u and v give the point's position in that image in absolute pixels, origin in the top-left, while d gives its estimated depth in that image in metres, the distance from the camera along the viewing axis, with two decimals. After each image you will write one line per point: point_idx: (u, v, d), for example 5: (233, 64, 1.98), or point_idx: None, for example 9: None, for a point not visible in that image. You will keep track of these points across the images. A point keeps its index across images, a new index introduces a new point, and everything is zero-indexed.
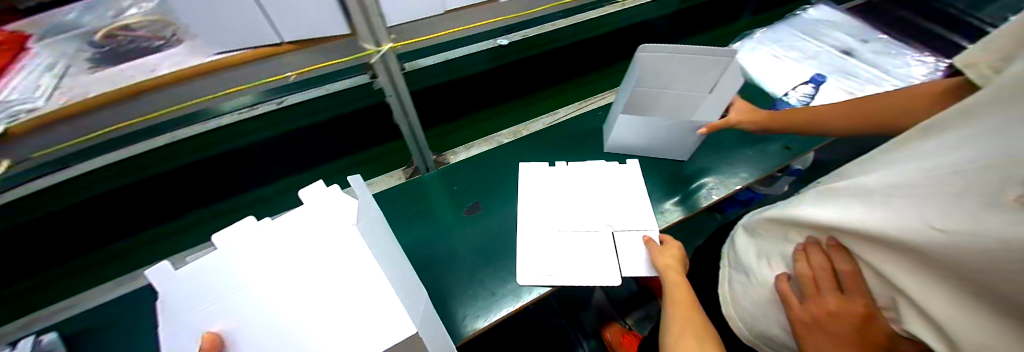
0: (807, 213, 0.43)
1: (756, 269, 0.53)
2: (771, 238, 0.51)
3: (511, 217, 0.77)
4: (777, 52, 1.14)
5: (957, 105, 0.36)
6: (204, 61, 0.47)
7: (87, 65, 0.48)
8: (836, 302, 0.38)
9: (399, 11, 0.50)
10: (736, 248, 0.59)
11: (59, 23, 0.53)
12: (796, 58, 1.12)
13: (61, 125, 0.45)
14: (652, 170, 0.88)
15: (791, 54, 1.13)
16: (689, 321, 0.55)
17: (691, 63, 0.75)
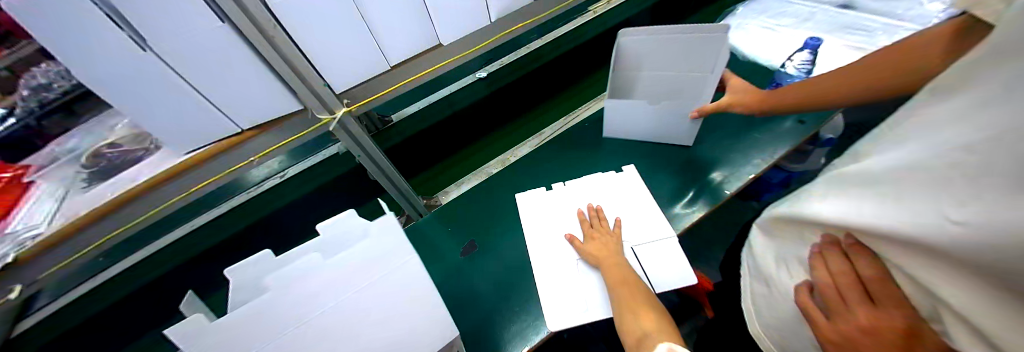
0: (819, 212, 0.42)
1: (778, 277, 0.50)
2: (789, 240, 0.49)
3: (513, 253, 0.73)
4: (766, 23, 1.07)
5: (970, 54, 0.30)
6: (176, 161, 0.50)
7: (82, 184, 0.52)
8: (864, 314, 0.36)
9: (346, 76, 0.51)
10: (756, 255, 0.56)
11: (58, 149, 0.57)
12: (789, 24, 1.04)
13: (68, 242, 0.48)
14: (654, 173, 0.82)
15: (784, 22, 1.05)
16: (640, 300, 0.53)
17: (684, 42, 0.70)
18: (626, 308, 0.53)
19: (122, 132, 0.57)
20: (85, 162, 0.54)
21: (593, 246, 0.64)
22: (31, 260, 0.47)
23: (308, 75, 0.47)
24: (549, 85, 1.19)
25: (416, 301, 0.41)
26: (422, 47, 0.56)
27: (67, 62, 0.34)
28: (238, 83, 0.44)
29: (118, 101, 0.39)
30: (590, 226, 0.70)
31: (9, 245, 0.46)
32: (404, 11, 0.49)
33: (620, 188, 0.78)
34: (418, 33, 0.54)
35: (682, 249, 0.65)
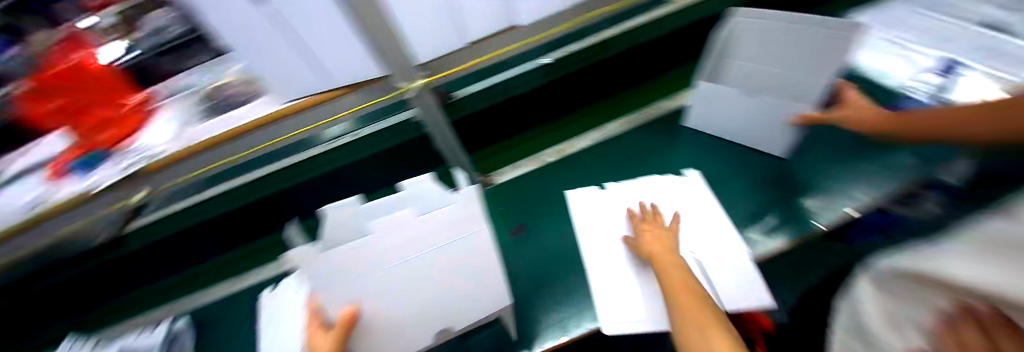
0: (951, 272, 0.47)
1: (883, 335, 0.54)
2: (909, 300, 0.55)
3: (559, 243, 0.74)
4: (886, 35, 0.86)
5: None
6: (281, 107, 0.56)
7: (198, 115, 0.60)
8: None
9: (427, 50, 0.54)
10: (866, 314, 0.60)
11: (183, 84, 0.68)
12: (920, 41, 0.82)
13: (185, 162, 0.59)
14: (725, 186, 0.75)
15: (913, 37, 0.83)
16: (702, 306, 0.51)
17: (799, 35, 0.57)
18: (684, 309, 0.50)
19: (232, 76, 0.65)
20: (201, 96, 0.63)
21: (650, 240, 0.62)
22: (161, 169, 0.58)
23: (395, 45, 0.50)
24: None
25: (466, 273, 0.43)
26: (501, 27, 0.56)
27: (200, 10, 0.36)
28: (343, 50, 0.48)
29: (240, 47, 0.43)
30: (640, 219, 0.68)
31: (147, 155, 0.57)
32: None
33: (684, 199, 0.72)
34: (500, 13, 0.53)
35: (755, 269, 0.60)
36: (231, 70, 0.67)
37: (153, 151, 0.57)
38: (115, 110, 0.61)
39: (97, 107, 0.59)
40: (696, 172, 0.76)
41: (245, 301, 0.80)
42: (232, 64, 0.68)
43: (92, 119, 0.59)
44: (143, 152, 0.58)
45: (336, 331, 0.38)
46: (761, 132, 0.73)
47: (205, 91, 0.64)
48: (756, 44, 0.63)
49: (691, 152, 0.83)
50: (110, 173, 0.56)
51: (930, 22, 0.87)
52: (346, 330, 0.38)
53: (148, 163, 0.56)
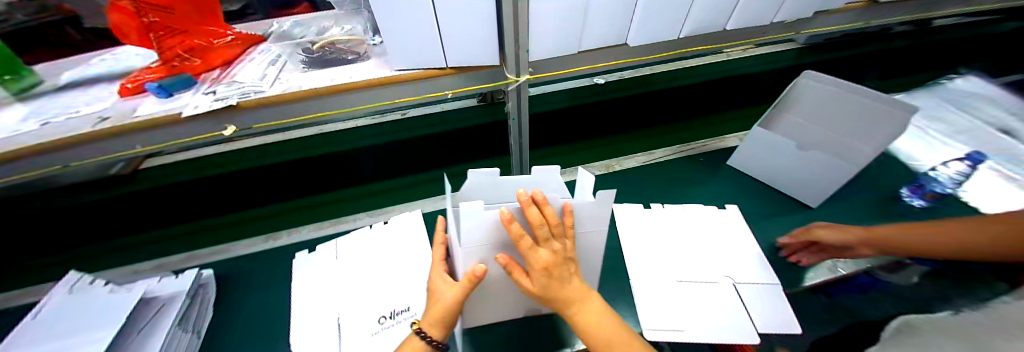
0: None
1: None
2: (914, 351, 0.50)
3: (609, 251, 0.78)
4: (916, 122, 0.98)
5: None
6: (390, 74, 0.58)
7: (302, 66, 0.61)
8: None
9: (544, 49, 0.57)
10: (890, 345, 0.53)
11: (284, 32, 0.70)
12: (941, 131, 0.95)
13: (278, 107, 0.56)
14: (759, 224, 0.82)
15: (937, 127, 0.96)
16: (603, 322, 0.50)
17: (865, 108, 0.66)
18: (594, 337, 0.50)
19: (337, 36, 0.67)
20: (309, 48, 0.64)
21: (547, 262, 0.46)
22: (251, 110, 0.55)
23: (519, 39, 0.54)
24: (663, 113, 1.19)
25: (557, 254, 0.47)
26: (612, 44, 0.61)
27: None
28: (472, 33, 0.53)
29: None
30: (541, 227, 0.45)
31: (239, 93, 0.55)
32: (619, 8, 0.54)
33: (727, 231, 0.78)
34: (618, 29, 0.58)
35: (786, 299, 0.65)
36: (332, 30, 0.69)
37: (245, 90, 0.55)
38: (210, 41, 0.62)
39: (195, 35, 0.60)
40: (736, 206, 0.83)
41: (278, 259, 0.77)
42: (334, 24, 0.71)
43: (190, 46, 0.59)
44: (235, 88, 0.56)
45: (463, 281, 0.46)
46: (802, 184, 0.80)
47: (314, 45, 0.65)
48: (813, 105, 0.73)
49: (733, 189, 0.90)
50: (201, 101, 0.53)
51: (951, 117, 0.99)
52: (471, 283, 0.46)
53: (238, 101, 0.53)
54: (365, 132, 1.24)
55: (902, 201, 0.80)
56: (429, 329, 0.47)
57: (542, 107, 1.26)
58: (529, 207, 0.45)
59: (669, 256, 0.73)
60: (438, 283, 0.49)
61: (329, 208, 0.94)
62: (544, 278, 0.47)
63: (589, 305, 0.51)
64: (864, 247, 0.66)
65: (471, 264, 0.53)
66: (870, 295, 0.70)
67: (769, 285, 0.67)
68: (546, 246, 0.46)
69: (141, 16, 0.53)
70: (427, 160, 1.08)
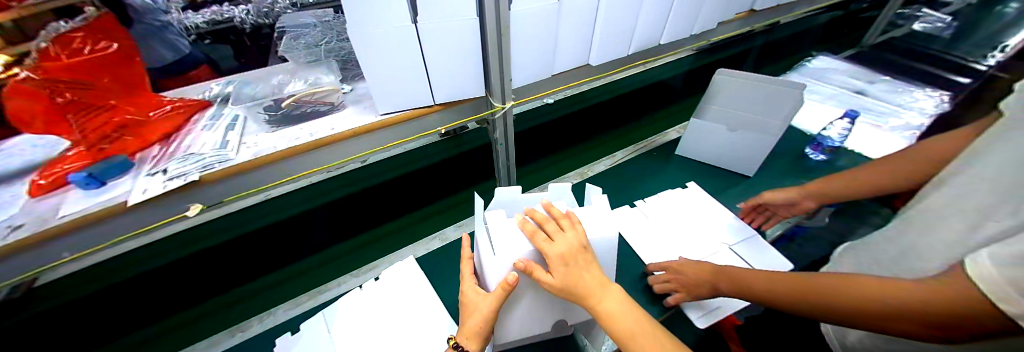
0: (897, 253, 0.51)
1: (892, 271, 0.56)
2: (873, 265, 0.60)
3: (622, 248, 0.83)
4: None
5: None
6: (377, 119, 0.56)
7: (269, 126, 0.56)
8: (690, 269, 0.65)
9: (522, 77, 0.62)
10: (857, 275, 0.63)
11: (236, 93, 0.64)
12: (818, 100, 1.24)
13: (247, 174, 0.51)
14: (720, 196, 0.95)
15: (813, 97, 1.25)
16: (627, 314, 0.51)
17: (765, 91, 0.83)
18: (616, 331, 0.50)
19: (300, 89, 0.62)
20: (273, 107, 0.59)
21: (561, 250, 0.51)
22: (214, 182, 0.49)
23: (502, 70, 0.57)
24: (611, 120, 1.33)
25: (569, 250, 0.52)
26: (578, 65, 0.68)
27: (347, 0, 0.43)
28: (453, 69, 0.55)
29: (360, 44, 0.47)
30: (546, 223, 0.55)
31: (200, 166, 0.49)
32: (581, 34, 0.62)
33: (703, 216, 0.86)
34: (582, 51, 0.66)
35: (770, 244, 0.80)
36: (292, 84, 0.64)
37: (208, 161, 0.50)
38: (144, 113, 0.58)
39: (125, 109, 0.56)
40: (698, 187, 0.95)
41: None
42: (292, 78, 0.66)
43: (119, 123, 0.55)
44: (196, 160, 0.50)
45: (498, 291, 0.52)
46: (738, 157, 0.96)
47: (278, 102, 0.60)
48: (729, 96, 0.88)
49: (687, 173, 1.02)
50: (150, 183, 0.48)
51: (820, 88, 1.30)
52: (505, 292, 0.52)
53: (199, 175, 0.47)
54: (321, 189, 1.14)
55: (809, 159, 1.02)
56: (465, 342, 0.51)
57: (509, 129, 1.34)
58: (536, 212, 0.58)
59: (658, 242, 0.81)
60: (472, 295, 0.56)
61: (303, 279, 0.83)
62: (559, 268, 0.50)
63: (607, 297, 0.51)
64: (810, 197, 0.81)
65: (505, 274, 0.54)
66: (792, 242, 0.89)
67: (757, 241, 0.80)
68: (561, 236, 0.52)
69: (55, 96, 0.50)
70: (402, 204, 1.03)
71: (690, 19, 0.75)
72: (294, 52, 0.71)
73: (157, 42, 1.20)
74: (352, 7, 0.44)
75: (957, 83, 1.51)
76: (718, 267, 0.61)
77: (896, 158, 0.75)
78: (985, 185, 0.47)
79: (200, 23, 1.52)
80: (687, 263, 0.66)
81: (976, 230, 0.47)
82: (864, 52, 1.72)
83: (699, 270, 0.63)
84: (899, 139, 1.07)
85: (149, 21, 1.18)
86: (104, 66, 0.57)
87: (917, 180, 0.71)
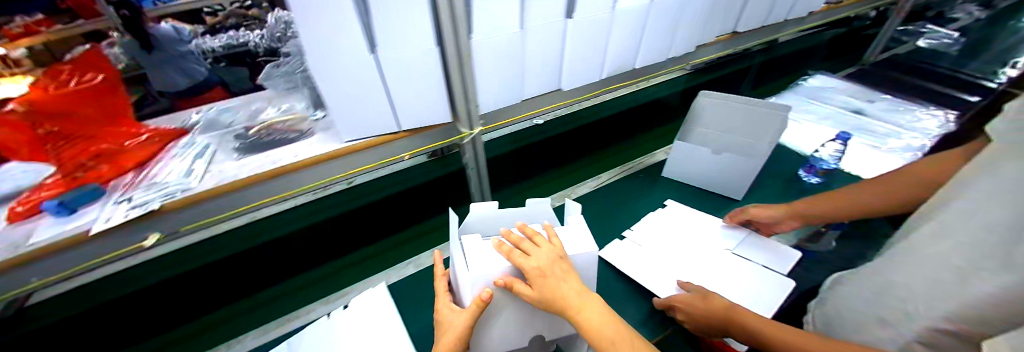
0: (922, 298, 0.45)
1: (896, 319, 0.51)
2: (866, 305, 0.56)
3: (603, 274, 0.81)
4: (794, 116, 1.23)
5: None
6: (338, 147, 0.56)
7: (234, 154, 0.58)
8: (698, 308, 0.62)
9: (490, 103, 0.62)
10: (851, 312, 0.59)
11: (212, 121, 0.66)
12: (813, 120, 1.21)
13: (211, 201, 0.52)
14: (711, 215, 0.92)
15: (808, 117, 1.22)
16: (606, 326, 0.48)
17: (749, 112, 0.84)
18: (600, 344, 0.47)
19: (276, 117, 0.64)
20: (246, 134, 0.62)
21: (537, 265, 0.49)
22: (176, 211, 0.50)
23: (468, 96, 0.58)
24: (599, 141, 1.31)
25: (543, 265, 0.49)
26: (549, 90, 0.69)
27: (300, 31, 0.42)
28: (419, 97, 0.55)
29: (318, 74, 0.47)
30: (524, 240, 0.54)
31: (162, 195, 0.50)
32: (549, 62, 0.63)
33: (697, 236, 0.85)
34: (552, 77, 0.66)
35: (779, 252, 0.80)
36: (268, 113, 0.66)
37: (169, 190, 0.51)
38: (120, 142, 0.59)
39: (103, 139, 0.58)
40: (683, 208, 0.92)
41: None
42: (269, 106, 0.69)
43: (96, 151, 0.57)
44: (159, 190, 0.51)
45: (471, 308, 0.50)
46: (725, 181, 0.93)
47: (252, 129, 0.63)
48: (710, 118, 0.89)
49: (675, 196, 0.99)
50: (114, 212, 0.49)
51: (815, 107, 1.28)
52: (479, 309, 0.49)
53: (160, 204, 0.48)
54: (314, 207, 1.13)
55: (802, 182, 0.99)
56: None
57: (499, 150, 1.35)
58: (511, 235, 0.56)
59: (642, 272, 0.78)
60: (446, 315, 0.55)
61: (292, 296, 0.81)
62: (539, 281, 0.48)
63: (588, 307, 0.49)
64: (799, 218, 0.78)
65: (478, 290, 0.52)
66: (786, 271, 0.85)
67: (753, 240, 0.82)
68: (536, 251, 0.51)
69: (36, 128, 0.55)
70: (389, 224, 1.00)
71: (666, 43, 0.75)
72: (273, 79, 0.72)
73: (173, 69, 1.33)
74: (305, 36, 0.42)
75: (966, 102, 1.46)
76: (729, 308, 0.59)
77: (885, 179, 0.73)
78: (982, 220, 0.44)
79: (216, 47, 1.63)
80: (692, 298, 0.64)
81: (970, 268, 0.43)
82: (865, 70, 1.69)
83: (709, 309, 0.61)
84: (898, 160, 1.03)
85: (172, 50, 1.32)
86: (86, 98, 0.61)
87: (911, 201, 0.69)
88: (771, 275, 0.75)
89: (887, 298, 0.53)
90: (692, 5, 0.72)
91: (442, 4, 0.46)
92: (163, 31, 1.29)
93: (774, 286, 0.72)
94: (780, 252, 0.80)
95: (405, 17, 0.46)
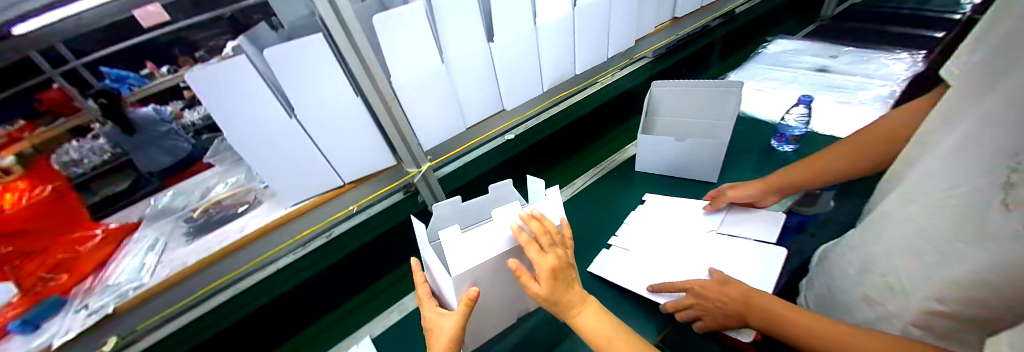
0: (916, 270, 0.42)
1: (877, 294, 0.48)
2: (847, 280, 0.53)
3: (588, 280, 0.76)
4: (759, 85, 1.22)
5: (972, 135, 0.38)
6: (283, 212, 0.55)
7: (183, 238, 0.57)
8: (716, 293, 0.56)
9: (430, 138, 0.62)
10: (833, 287, 0.57)
11: (164, 209, 0.66)
12: (778, 86, 1.19)
13: (166, 293, 0.51)
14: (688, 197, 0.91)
15: (772, 84, 1.21)
16: (604, 324, 0.46)
17: (703, 94, 0.85)
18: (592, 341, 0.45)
19: (224, 193, 0.65)
20: (193, 217, 0.61)
21: (553, 266, 0.43)
22: (127, 312, 0.49)
23: (406, 134, 0.58)
24: (569, 139, 1.24)
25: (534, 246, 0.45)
26: (492, 112, 0.69)
27: (210, 110, 0.40)
28: (356, 146, 0.54)
29: (240, 148, 0.45)
30: (545, 232, 0.46)
31: (114, 296, 0.49)
32: (482, 87, 0.64)
33: (678, 221, 0.82)
34: (491, 99, 0.67)
35: (768, 223, 0.76)
36: (217, 189, 0.67)
37: (121, 289, 0.50)
38: (76, 248, 0.59)
39: (57, 249, 0.58)
40: (660, 198, 0.89)
41: None
42: (220, 181, 0.69)
43: (54, 262, 0.56)
44: (110, 292, 0.51)
45: (459, 309, 0.45)
46: (696, 165, 0.91)
47: (197, 211, 0.63)
48: (668, 105, 0.91)
49: (648, 188, 0.97)
50: (72, 322, 0.48)
51: (777, 73, 1.27)
52: (468, 310, 0.45)
53: (112, 307, 0.48)
54: (283, 276, 0.94)
55: (778, 152, 0.97)
56: None
57: (480, 167, 1.17)
58: (534, 219, 0.46)
59: (625, 276, 0.72)
60: (436, 319, 0.49)
61: None
62: (551, 282, 0.44)
63: (588, 311, 0.47)
64: (772, 190, 0.78)
65: (464, 290, 0.47)
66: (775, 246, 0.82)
67: (738, 215, 0.79)
68: (554, 248, 0.45)
69: None
70: (373, 271, 0.91)
71: (601, 44, 0.79)
72: (221, 153, 0.74)
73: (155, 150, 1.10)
74: (217, 113, 0.41)
75: (931, 39, 1.46)
76: (752, 294, 0.53)
77: (848, 140, 0.72)
78: (939, 173, 0.41)
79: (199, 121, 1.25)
80: (710, 283, 0.58)
81: (932, 228, 0.41)
82: (827, 25, 1.69)
83: (729, 296, 0.55)
84: (869, 113, 1.02)
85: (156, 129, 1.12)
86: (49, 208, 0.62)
87: (879, 162, 0.68)
88: (763, 245, 0.72)
89: (861, 265, 0.51)
90: (617, 4, 0.75)
91: (352, 56, 0.47)
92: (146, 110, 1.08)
93: (761, 259, 0.69)
94: (768, 219, 0.77)
95: (318, 76, 0.45)
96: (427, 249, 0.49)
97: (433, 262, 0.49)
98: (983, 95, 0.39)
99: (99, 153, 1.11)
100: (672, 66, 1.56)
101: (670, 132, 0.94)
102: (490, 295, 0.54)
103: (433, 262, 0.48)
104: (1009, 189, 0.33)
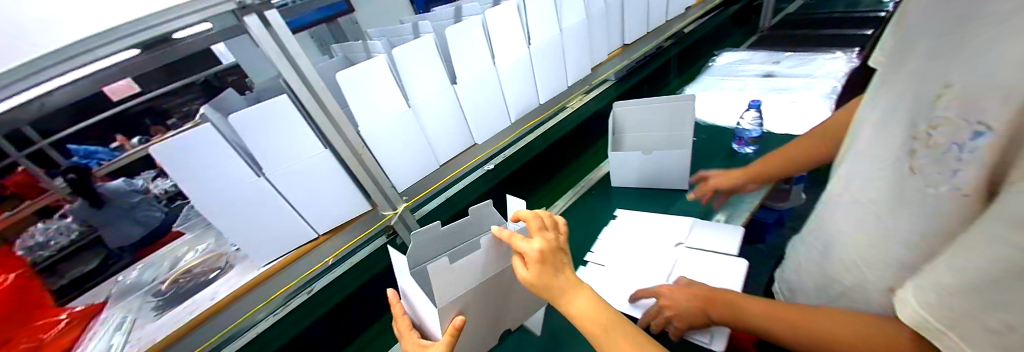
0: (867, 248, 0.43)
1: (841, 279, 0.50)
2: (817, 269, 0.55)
3: None
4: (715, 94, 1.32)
5: (880, 118, 0.42)
6: (258, 272, 0.54)
7: (152, 313, 0.55)
8: (679, 294, 0.57)
9: (403, 179, 0.63)
10: (807, 276, 0.58)
11: (132, 284, 0.63)
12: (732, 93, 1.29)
13: None
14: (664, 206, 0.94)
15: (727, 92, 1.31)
16: (603, 309, 0.45)
17: (663, 108, 0.91)
18: (586, 330, 0.45)
19: (195, 260, 0.63)
20: (162, 289, 0.59)
21: (541, 249, 0.43)
22: None
23: (378, 178, 0.59)
24: (545, 163, 1.28)
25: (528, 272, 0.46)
26: (464, 147, 0.72)
27: (174, 177, 0.40)
28: (325, 196, 0.54)
29: (208, 212, 0.45)
30: (537, 223, 0.47)
31: None
32: (450, 124, 0.66)
33: (656, 231, 0.84)
34: (460, 135, 0.69)
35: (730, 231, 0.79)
36: (187, 258, 0.65)
37: None
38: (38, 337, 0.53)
39: None
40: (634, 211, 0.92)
41: None
42: (193, 247, 0.68)
43: None
44: None
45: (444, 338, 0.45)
46: (668, 175, 0.95)
47: (166, 283, 0.61)
48: (635, 121, 0.96)
49: (625, 203, 0.99)
50: None
51: (729, 82, 1.38)
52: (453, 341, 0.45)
53: None
54: (263, 340, 0.88)
55: (739, 154, 1.03)
56: None
57: (464, 199, 1.18)
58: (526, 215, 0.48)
59: (609, 290, 0.72)
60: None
61: None
62: (540, 268, 0.44)
63: (582, 298, 0.45)
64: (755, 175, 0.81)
65: (450, 319, 0.47)
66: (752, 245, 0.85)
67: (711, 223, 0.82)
68: (541, 235, 0.45)
69: None
70: (357, 323, 0.89)
71: (560, 74, 0.85)
72: (192, 219, 0.75)
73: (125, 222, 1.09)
74: (182, 178, 0.41)
75: (860, 37, 1.61)
76: (709, 291, 0.55)
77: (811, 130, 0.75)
78: (862, 156, 0.45)
79: (170, 187, 1.27)
80: (674, 286, 0.60)
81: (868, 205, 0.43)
82: (768, 35, 1.86)
83: (690, 294, 0.56)
84: (817, 109, 1.10)
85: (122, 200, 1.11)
86: (16, 297, 0.58)
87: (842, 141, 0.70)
88: (725, 257, 0.73)
89: (824, 250, 0.53)
90: (568, 38, 0.82)
91: (317, 112, 0.49)
92: (113, 187, 1.12)
93: (730, 270, 0.70)
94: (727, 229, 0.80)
95: (285, 134, 0.47)
96: (409, 281, 0.47)
97: (414, 293, 0.48)
98: (882, 83, 0.44)
99: (67, 234, 1.15)
100: (635, 85, 1.67)
101: (640, 147, 0.99)
102: (471, 327, 0.53)
103: (415, 294, 0.47)
104: (910, 158, 0.36)
